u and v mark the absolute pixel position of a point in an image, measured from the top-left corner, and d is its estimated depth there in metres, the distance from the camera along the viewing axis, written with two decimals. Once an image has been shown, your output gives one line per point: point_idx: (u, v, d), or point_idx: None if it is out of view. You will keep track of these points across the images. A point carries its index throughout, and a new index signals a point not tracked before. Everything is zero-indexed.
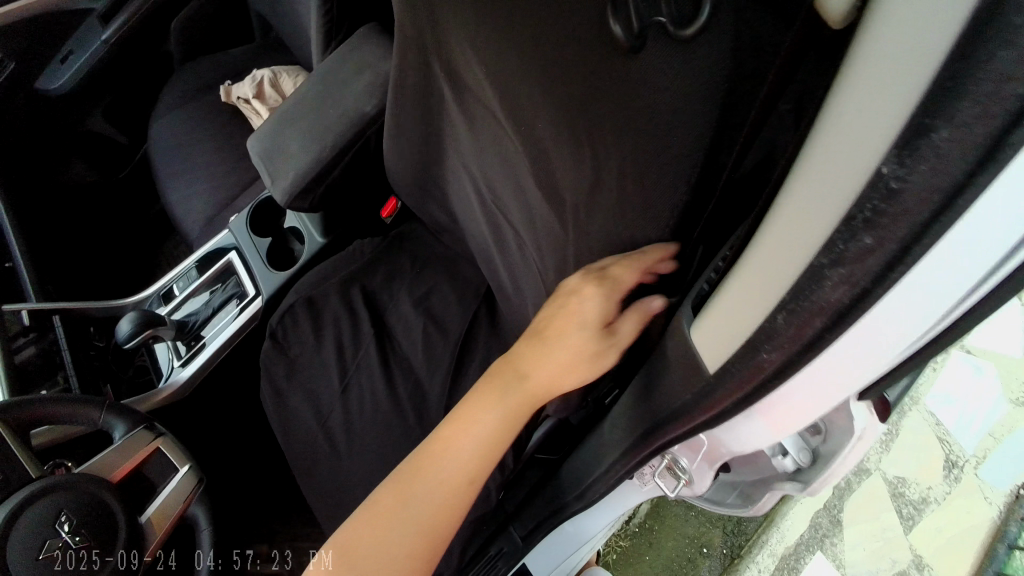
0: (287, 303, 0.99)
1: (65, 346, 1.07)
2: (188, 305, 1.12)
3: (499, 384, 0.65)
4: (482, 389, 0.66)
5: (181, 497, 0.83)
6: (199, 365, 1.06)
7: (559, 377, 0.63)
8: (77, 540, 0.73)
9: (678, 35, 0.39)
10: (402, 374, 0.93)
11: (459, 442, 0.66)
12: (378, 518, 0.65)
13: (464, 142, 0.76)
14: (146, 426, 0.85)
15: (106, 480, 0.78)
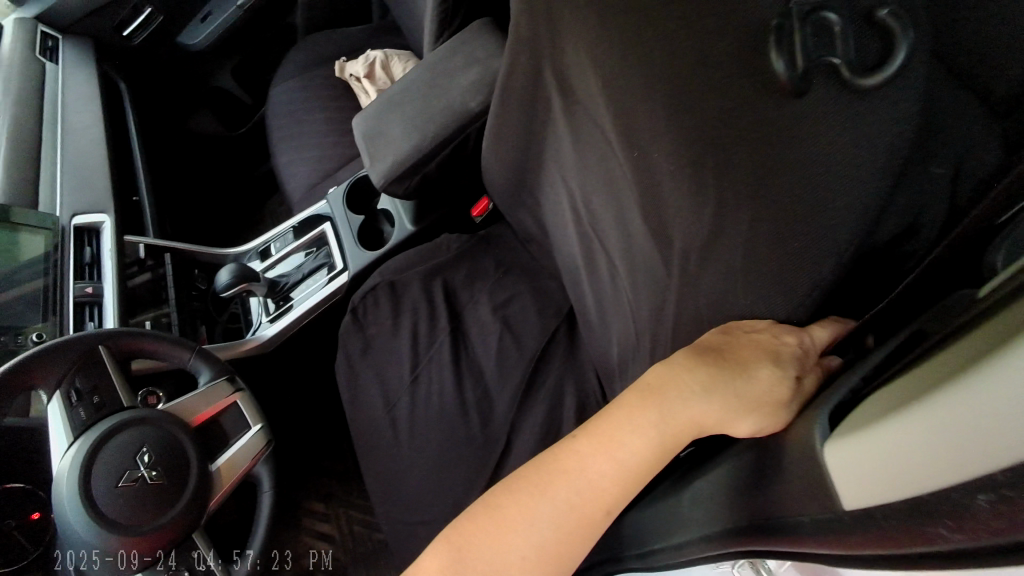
0: (371, 284, 1.01)
1: (171, 283, 1.08)
2: (281, 268, 1.15)
3: (660, 397, 0.52)
4: (637, 401, 0.52)
5: (253, 456, 0.74)
6: (282, 327, 1.06)
7: (734, 407, 0.50)
8: (153, 477, 0.65)
9: (858, 84, 0.48)
10: (471, 374, 0.90)
11: (601, 457, 0.52)
12: (493, 530, 0.51)
13: (565, 151, 0.72)
14: (228, 377, 0.77)
15: (185, 423, 0.70)
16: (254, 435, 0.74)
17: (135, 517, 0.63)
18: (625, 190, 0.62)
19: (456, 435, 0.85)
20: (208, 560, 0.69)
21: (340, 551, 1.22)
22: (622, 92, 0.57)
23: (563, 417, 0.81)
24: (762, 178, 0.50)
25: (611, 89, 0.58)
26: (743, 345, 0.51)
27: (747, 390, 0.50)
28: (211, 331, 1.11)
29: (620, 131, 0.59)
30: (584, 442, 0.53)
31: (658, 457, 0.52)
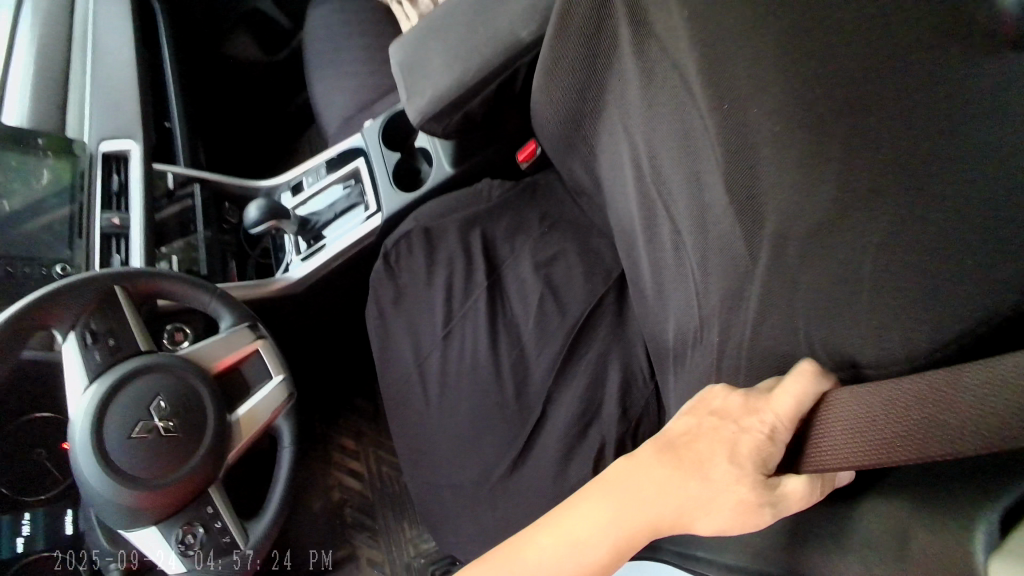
0: (404, 228, 0.94)
1: (199, 215, 1.02)
2: (312, 204, 1.07)
3: (608, 500, 0.48)
4: (585, 502, 0.49)
5: (276, 408, 0.71)
6: (313, 269, 1.01)
7: (694, 506, 0.46)
8: (168, 428, 0.63)
9: None
10: (508, 336, 0.84)
11: (556, 553, 0.48)
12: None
13: (635, 94, 0.62)
14: (250, 324, 0.74)
15: (206, 371, 0.68)
16: (275, 386, 0.71)
17: (150, 470, 0.61)
18: (706, 150, 0.53)
19: (489, 398, 0.80)
20: (224, 518, 0.66)
21: (366, 490, 1.19)
22: (726, 41, 0.50)
23: (605, 390, 0.75)
24: (898, 167, 0.42)
25: (717, 34, 0.50)
26: (693, 442, 0.47)
27: (700, 493, 0.45)
28: (241, 267, 1.07)
29: (716, 88, 0.51)
30: (536, 540, 0.49)
31: (615, 553, 0.47)
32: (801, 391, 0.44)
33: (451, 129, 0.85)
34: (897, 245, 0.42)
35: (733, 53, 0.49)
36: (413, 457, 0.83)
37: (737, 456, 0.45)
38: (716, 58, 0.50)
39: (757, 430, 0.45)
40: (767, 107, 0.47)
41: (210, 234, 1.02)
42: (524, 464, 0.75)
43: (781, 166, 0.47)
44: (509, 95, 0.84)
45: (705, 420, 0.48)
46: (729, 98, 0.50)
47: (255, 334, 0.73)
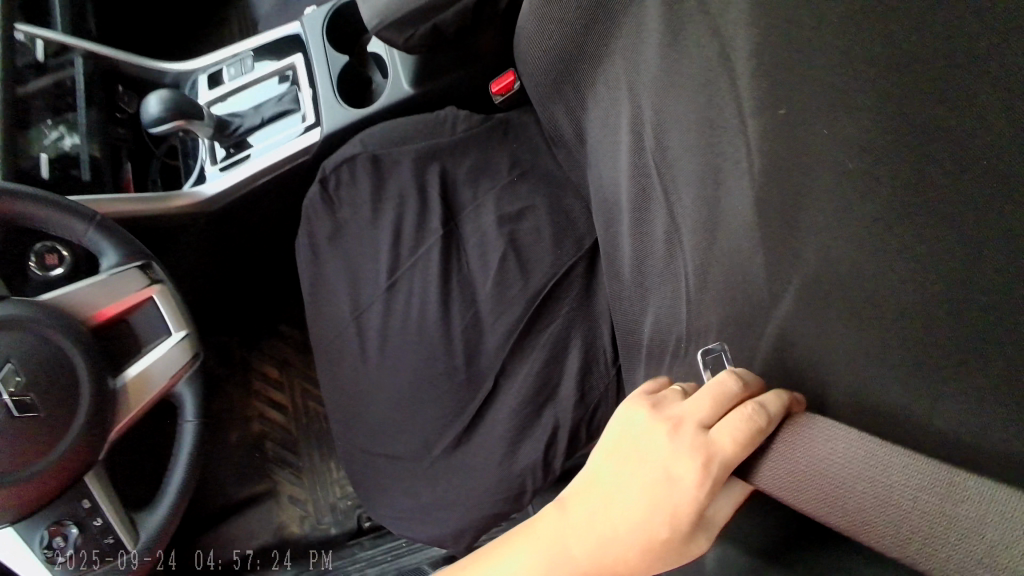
0: (348, 151, 0.80)
1: (82, 97, 0.81)
2: (234, 102, 0.88)
3: (546, 542, 0.49)
4: (524, 544, 0.50)
5: (175, 369, 0.59)
6: (232, 185, 0.84)
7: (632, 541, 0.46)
8: (23, 406, 0.51)
9: None
10: (462, 296, 0.76)
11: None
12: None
13: (655, 55, 0.51)
14: (142, 264, 0.61)
15: (79, 324, 0.55)
16: (175, 344, 0.60)
17: (4, 457, 0.51)
18: (734, 145, 0.45)
19: (436, 364, 0.73)
20: (105, 514, 0.57)
21: (290, 425, 1.12)
22: (794, 36, 0.41)
23: (563, 369, 0.71)
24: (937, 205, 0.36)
25: (782, 27, 0.42)
26: (623, 485, 0.47)
27: (630, 529, 0.45)
28: (141, 169, 0.88)
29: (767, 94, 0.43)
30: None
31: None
32: (743, 437, 0.41)
33: (416, 42, 0.70)
34: (959, 316, 0.36)
35: (797, 56, 0.41)
36: (346, 418, 0.75)
37: (677, 507, 0.43)
38: (781, 58, 0.42)
39: (699, 478, 0.43)
40: (835, 126, 0.40)
41: (95, 126, 0.82)
42: (469, 439, 0.70)
43: (834, 190, 0.40)
44: (491, 11, 0.70)
45: (643, 459, 0.46)
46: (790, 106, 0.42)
47: (150, 277, 0.61)
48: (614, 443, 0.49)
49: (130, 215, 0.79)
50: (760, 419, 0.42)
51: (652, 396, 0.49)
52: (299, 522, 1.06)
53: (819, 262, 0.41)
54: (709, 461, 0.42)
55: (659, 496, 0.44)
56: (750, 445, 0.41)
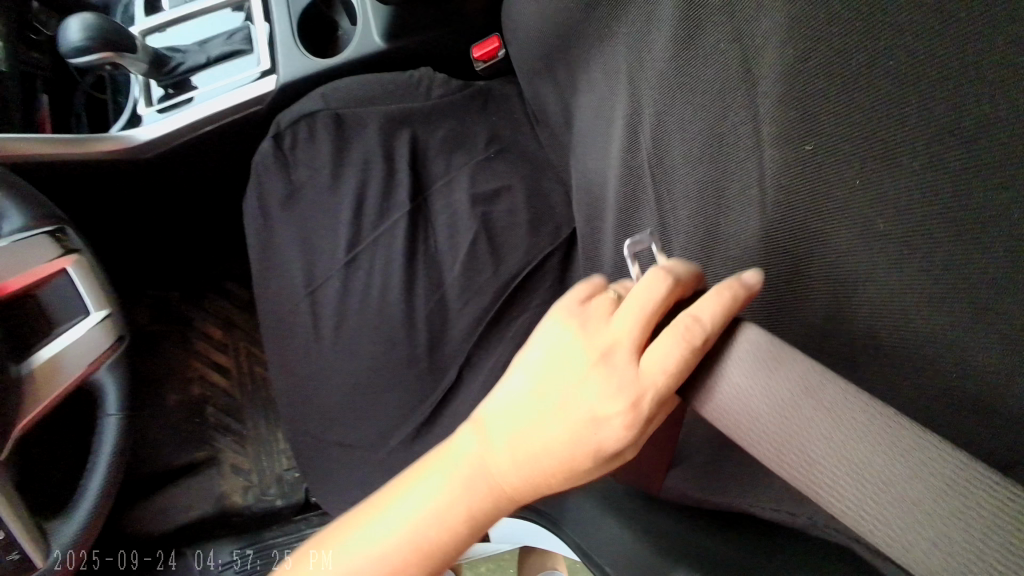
0: (308, 105, 0.71)
1: None
2: (176, 35, 0.77)
3: (461, 480, 0.40)
4: (436, 480, 0.40)
5: (92, 354, 0.55)
6: (170, 133, 0.73)
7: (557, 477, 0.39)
8: None
9: None
10: (427, 278, 0.70)
11: (399, 544, 0.40)
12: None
13: (661, 48, 0.47)
14: (52, 230, 0.55)
15: None
16: (95, 325, 0.55)
17: None
18: (742, 166, 0.41)
19: (395, 351, 0.68)
20: (12, 529, 0.50)
21: (234, 390, 1.06)
22: (840, 58, 0.34)
23: None
24: None
25: (827, 44, 0.35)
26: (546, 418, 0.38)
27: (554, 466, 0.38)
28: (60, 103, 0.76)
29: (790, 125, 0.37)
30: (375, 525, 0.41)
31: (467, 532, 0.40)
32: (676, 367, 0.35)
33: None
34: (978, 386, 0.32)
35: (835, 86, 0.35)
36: (296, 403, 0.70)
37: (600, 436, 0.37)
38: (818, 82, 0.36)
39: (622, 412, 0.36)
40: (857, 176, 0.35)
41: (3, 46, 0.68)
42: (427, 432, 0.67)
43: (853, 242, 0.35)
44: None
45: (570, 383, 0.37)
46: (822, 141, 0.36)
47: (64, 246, 0.55)
48: (547, 360, 0.39)
49: (44, 160, 0.68)
50: (697, 337, 0.35)
51: (584, 307, 0.39)
52: (241, 491, 1.02)
53: (836, 293, 0.36)
54: (638, 402, 0.36)
55: (586, 428, 0.37)
56: (681, 380, 0.35)
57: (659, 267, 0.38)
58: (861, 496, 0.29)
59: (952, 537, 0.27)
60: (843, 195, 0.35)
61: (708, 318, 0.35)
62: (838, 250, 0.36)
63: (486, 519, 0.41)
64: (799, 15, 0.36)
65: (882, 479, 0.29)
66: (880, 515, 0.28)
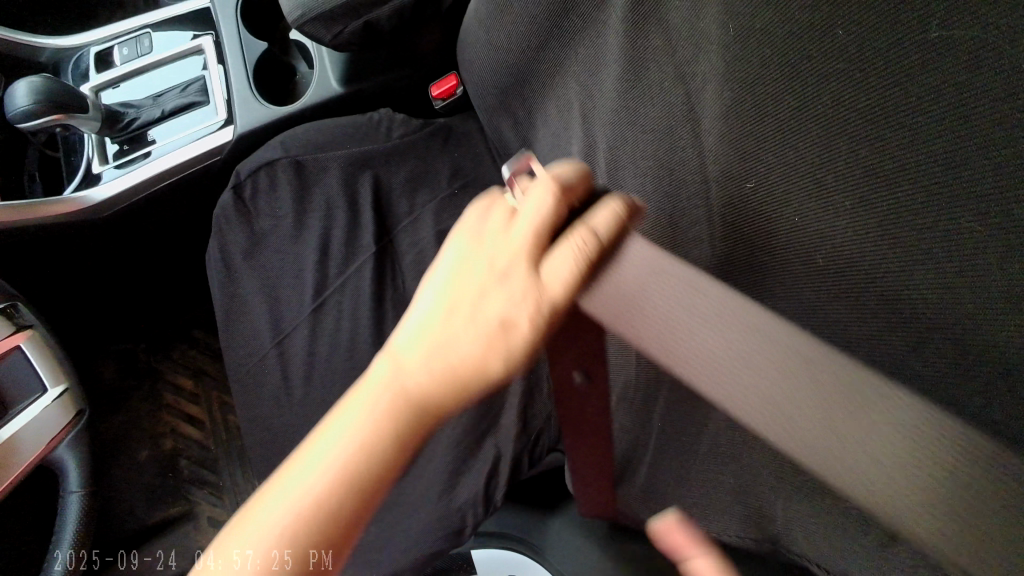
0: (268, 154, 0.71)
1: None
2: (128, 89, 0.76)
3: (350, 429, 0.35)
4: (317, 447, 0.35)
5: (52, 431, 0.56)
6: (127, 190, 0.72)
7: (473, 383, 0.36)
8: None
9: None
10: (397, 319, 0.70)
11: (270, 530, 0.33)
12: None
13: (611, 86, 0.48)
14: (3, 307, 0.55)
15: None
16: (53, 402, 0.56)
17: None
18: (694, 200, 0.42)
19: None
20: None
21: (207, 440, 1.04)
22: (768, 95, 0.35)
23: (506, 398, 0.67)
24: None
25: (757, 82, 0.36)
26: (454, 328, 0.36)
27: (464, 372, 0.36)
28: (11, 164, 0.74)
29: (730, 163, 0.38)
30: (251, 523, 0.34)
31: (359, 499, 0.34)
32: (574, 274, 0.34)
33: (345, 39, 0.62)
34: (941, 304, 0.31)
35: (767, 124, 0.36)
36: (268, 453, 0.68)
37: (510, 326, 0.35)
38: (752, 121, 0.36)
39: (526, 301, 0.35)
40: (796, 214, 0.35)
41: None
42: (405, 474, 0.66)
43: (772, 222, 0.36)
44: (434, 12, 0.63)
45: (469, 288, 0.37)
46: (760, 179, 0.36)
47: (16, 322, 0.56)
48: (448, 276, 0.38)
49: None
50: (591, 244, 0.34)
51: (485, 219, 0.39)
52: None
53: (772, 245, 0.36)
54: (546, 305, 0.35)
55: (490, 328, 0.36)
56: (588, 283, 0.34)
57: (549, 174, 0.39)
58: (788, 418, 0.26)
59: (889, 477, 0.24)
60: (786, 232, 0.35)
61: (603, 230, 0.35)
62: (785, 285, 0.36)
63: (383, 474, 0.35)
64: (726, 55, 0.37)
65: (831, 419, 0.26)
66: (834, 450, 0.25)
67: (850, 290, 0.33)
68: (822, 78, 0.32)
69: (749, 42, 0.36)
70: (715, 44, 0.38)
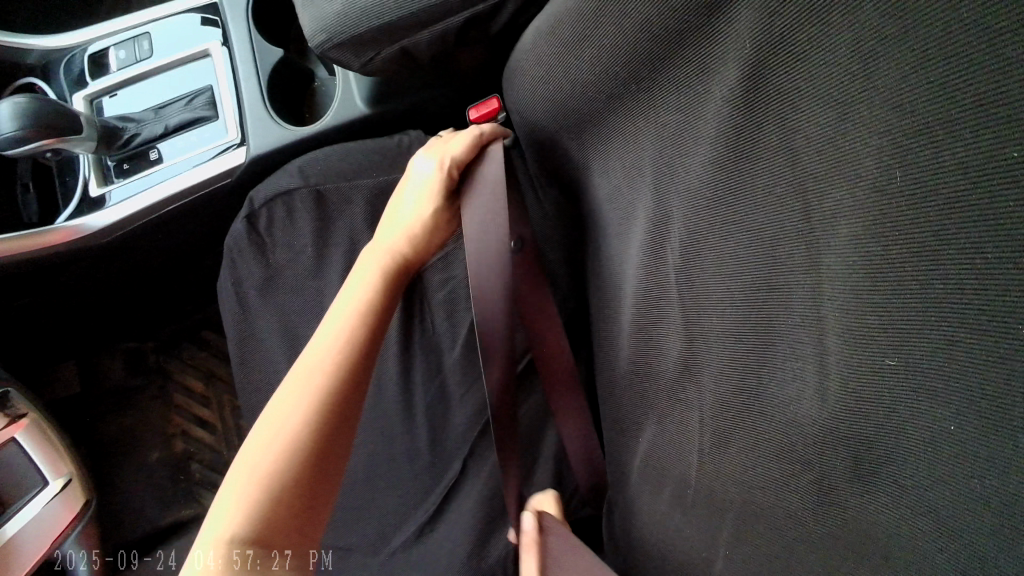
0: (283, 181, 0.64)
1: None
2: (126, 99, 0.69)
3: (357, 296, 0.53)
4: (332, 318, 0.52)
5: (51, 529, 0.59)
6: (128, 216, 0.66)
7: (416, 243, 0.58)
8: None
9: None
10: (424, 366, 0.63)
11: (306, 376, 0.48)
12: (250, 466, 0.44)
13: (697, 169, 0.40)
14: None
15: None
16: (55, 496, 0.60)
17: None
18: (800, 332, 0.35)
19: (392, 446, 0.62)
20: None
21: (219, 446, 1.00)
22: (923, 275, 0.29)
23: (539, 455, 0.62)
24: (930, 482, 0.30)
25: (910, 251, 0.29)
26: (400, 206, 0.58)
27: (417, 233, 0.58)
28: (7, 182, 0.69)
29: (863, 327, 0.32)
30: (293, 375, 0.49)
31: (362, 345, 0.51)
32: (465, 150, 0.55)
33: (376, 66, 0.55)
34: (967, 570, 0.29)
35: (922, 307, 0.29)
36: None
37: (434, 200, 0.56)
38: (900, 297, 0.30)
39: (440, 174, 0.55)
40: (944, 419, 0.29)
41: None
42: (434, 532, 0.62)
43: (812, 482, 0.36)
44: (476, 36, 0.53)
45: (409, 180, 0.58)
46: (907, 362, 0.30)
47: (9, 412, 0.60)
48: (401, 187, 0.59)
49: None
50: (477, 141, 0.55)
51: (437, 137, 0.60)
52: None
53: (901, 414, 0.31)
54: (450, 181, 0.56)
55: (424, 194, 0.56)
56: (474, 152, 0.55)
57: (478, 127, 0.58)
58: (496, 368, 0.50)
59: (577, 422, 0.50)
60: (926, 430, 0.30)
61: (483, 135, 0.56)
62: (894, 473, 0.31)
63: (377, 324, 0.53)
64: (874, 204, 0.30)
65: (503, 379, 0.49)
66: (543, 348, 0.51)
67: (844, 498, 0.34)
68: (989, 265, 0.27)
69: (903, 189, 0.29)
70: (846, 173, 0.31)
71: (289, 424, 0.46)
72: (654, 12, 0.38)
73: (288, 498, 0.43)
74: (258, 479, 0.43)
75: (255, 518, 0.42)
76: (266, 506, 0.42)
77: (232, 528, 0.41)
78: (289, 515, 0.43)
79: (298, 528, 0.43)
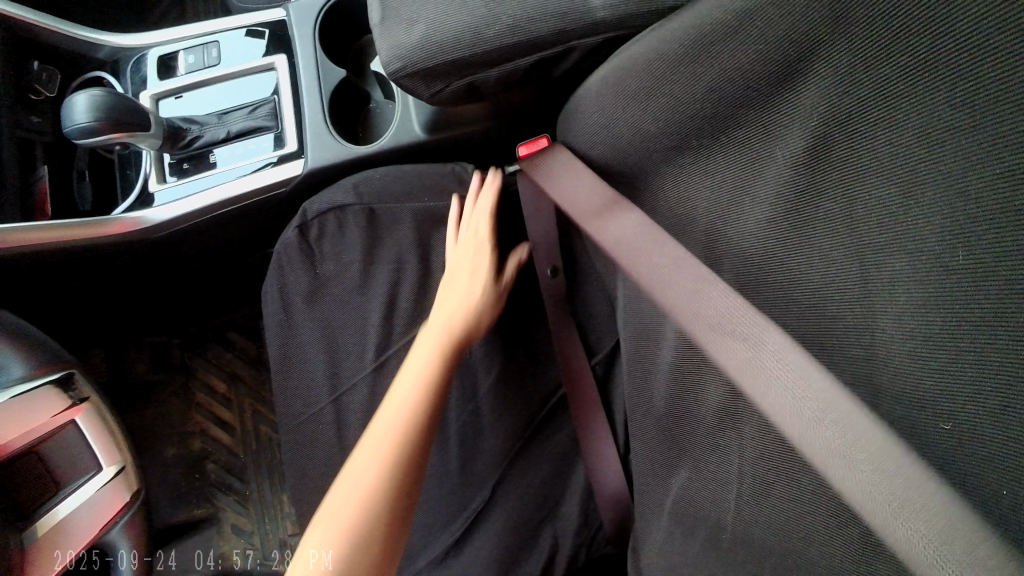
0: (340, 196, 0.66)
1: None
2: (190, 102, 0.71)
3: (439, 329, 0.58)
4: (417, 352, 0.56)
5: (97, 520, 0.55)
6: (185, 213, 0.68)
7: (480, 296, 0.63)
8: None
9: None
10: (460, 387, 0.64)
11: (409, 386, 0.53)
12: (361, 467, 0.48)
13: (758, 223, 0.42)
14: (60, 378, 0.58)
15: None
16: (106, 484, 0.56)
17: None
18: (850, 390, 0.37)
19: None
20: None
21: (237, 446, 1.01)
22: (977, 350, 0.32)
23: (568, 483, 0.64)
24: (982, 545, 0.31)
25: (968, 328, 0.32)
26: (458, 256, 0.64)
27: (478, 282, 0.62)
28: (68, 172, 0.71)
29: (921, 391, 0.34)
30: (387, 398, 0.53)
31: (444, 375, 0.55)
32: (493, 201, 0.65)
33: (445, 97, 0.57)
34: None
35: (976, 376, 0.32)
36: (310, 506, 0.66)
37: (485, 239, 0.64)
38: (960, 369, 0.32)
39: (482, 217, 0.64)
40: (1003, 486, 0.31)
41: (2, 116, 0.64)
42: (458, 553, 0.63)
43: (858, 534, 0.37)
44: (540, 76, 0.56)
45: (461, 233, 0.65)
46: (961, 425, 0.33)
47: (70, 394, 0.58)
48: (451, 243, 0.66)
49: (25, 252, 0.62)
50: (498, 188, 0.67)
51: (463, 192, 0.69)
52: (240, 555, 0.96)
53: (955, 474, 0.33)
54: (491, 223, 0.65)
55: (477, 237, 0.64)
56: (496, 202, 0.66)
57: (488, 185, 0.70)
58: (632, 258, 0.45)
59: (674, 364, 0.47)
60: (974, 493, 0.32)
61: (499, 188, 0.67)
62: None
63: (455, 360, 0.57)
64: (931, 279, 0.33)
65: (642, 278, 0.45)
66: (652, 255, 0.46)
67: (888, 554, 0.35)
68: None
69: (964, 271, 0.32)
70: (911, 252, 0.34)
71: (391, 436, 0.49)
72: (730, 77, 0.41)
73: (383, 511, 0.46)
74: (363, 489, 0.46)
75: (360, 524, 0.45)
76: (367, 513, 0.45)
77: (345, 527, 0.45)
78: (381, 526, 0.46)
79: (388, 544, 0.46)
